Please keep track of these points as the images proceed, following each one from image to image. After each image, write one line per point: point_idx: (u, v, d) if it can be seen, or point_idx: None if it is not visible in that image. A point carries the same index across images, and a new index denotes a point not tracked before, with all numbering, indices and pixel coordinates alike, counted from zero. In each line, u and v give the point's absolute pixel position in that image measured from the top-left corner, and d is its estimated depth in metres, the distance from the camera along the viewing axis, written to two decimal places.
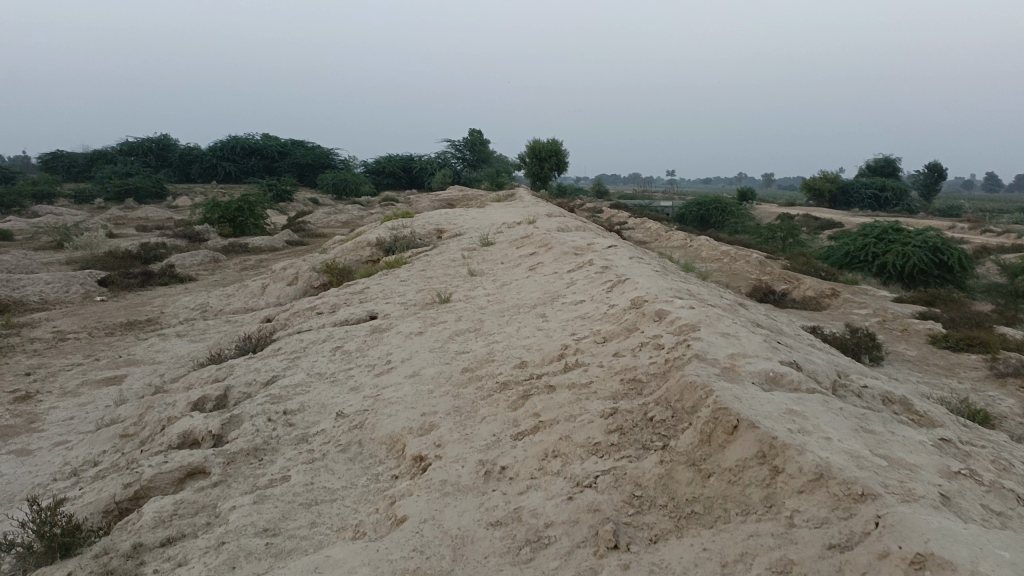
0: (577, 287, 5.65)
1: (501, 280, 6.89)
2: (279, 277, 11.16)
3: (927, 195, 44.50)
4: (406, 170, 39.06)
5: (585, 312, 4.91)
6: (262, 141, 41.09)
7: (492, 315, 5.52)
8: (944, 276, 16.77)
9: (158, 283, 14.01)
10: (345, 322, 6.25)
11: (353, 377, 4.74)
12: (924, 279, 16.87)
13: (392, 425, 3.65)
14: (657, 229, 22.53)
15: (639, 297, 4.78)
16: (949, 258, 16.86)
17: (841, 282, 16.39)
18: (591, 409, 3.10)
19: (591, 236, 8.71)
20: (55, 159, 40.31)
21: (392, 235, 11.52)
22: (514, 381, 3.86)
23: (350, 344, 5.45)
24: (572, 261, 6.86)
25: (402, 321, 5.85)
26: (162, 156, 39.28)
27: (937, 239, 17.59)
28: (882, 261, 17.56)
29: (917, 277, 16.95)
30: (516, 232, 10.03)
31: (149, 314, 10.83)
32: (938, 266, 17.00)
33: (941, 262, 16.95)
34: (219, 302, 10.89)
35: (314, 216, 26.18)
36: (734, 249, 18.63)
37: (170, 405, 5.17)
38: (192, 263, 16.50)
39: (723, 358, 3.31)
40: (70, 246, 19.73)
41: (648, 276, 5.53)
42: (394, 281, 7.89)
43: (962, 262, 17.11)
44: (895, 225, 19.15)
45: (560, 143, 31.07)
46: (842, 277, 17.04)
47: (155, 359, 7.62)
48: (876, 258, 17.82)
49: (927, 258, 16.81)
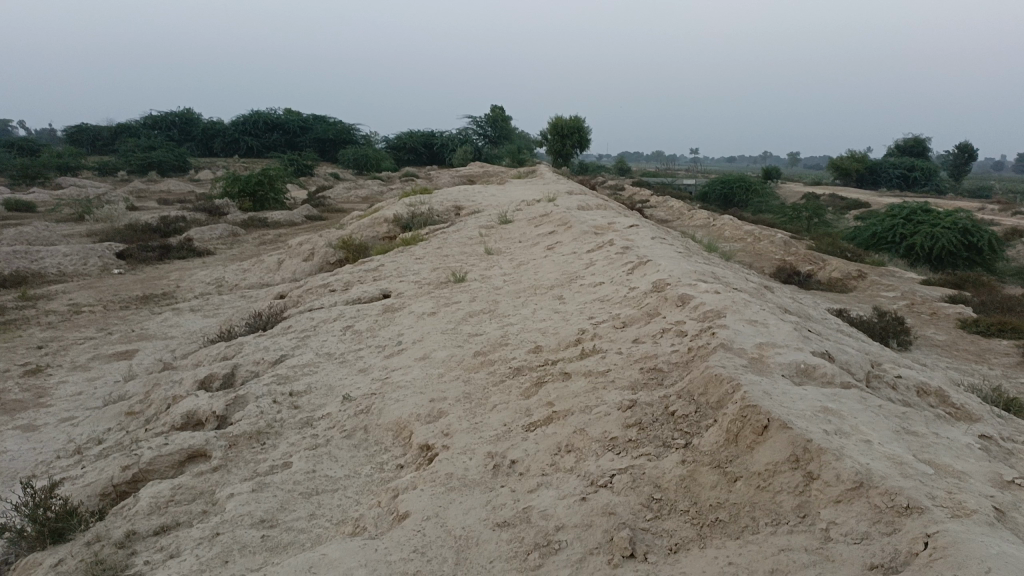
0: (596, 268, 5.44)
1: (518, 259, 6.70)
2: (294, 253, 11.04)
3: (956, 176, 43.54)
4: (427, 145, 38.81)
5: (604, 294, 4.71)
6: (284, 115, 40.99)
7: (508, 296, 5.33)
8: (974, 259, 16.32)
9: (176, 256, 13.98)
10: (357, 300, 6.10)
11: (362, 358, 4.58)
12: (952, 262, 16.44)
13: (399, 411, 3.48)
14: (679, 208, 22.17)
15: (661, 280, 4.57)
16: (979, 241, 16.42)
17: (867, 264, 16.02)
18: (607, 400, 2.91)
19: (612, 215, 8.49)
20: (79, 132, 40.52)
21: (409, 211, 11.35)
22: (528, 367, 3.68)
23: (360, 324, 5.29)
24: (592, 240, 6.65)
25: (414, 300, 5.68)
26: (184, 129, 39.32)
27: (967, 220, 17.13)
28: (909, 243, 17.14)
29: (945, 260, 16.53)
30: (535, 210, 9.81)
31: (165, 288, 10.77)
32: (967, 249, 16.56)
33: (971, 244, 16.51)
34: (235, 277, 10.80)
35: (334, 191, 26.08)
36: (757, 229, 18.26)
37: (176, 383, 5.05)
38: (211, 237, 16.46)
39: (751, 348, 3.10)
40: (90, 218, 19.79)
41: (671, 258, 5.31)
42: (409, 258, 7.72)
43: (993, 245, 16.64)
44: (924, 206, 18.67)
45: (582, 120, 30.65)
46: (868, 259, 16.65)
47: (167, 335, 7.54)
48: (904, 240, 17.39)
49: (956, 240, 16.38)
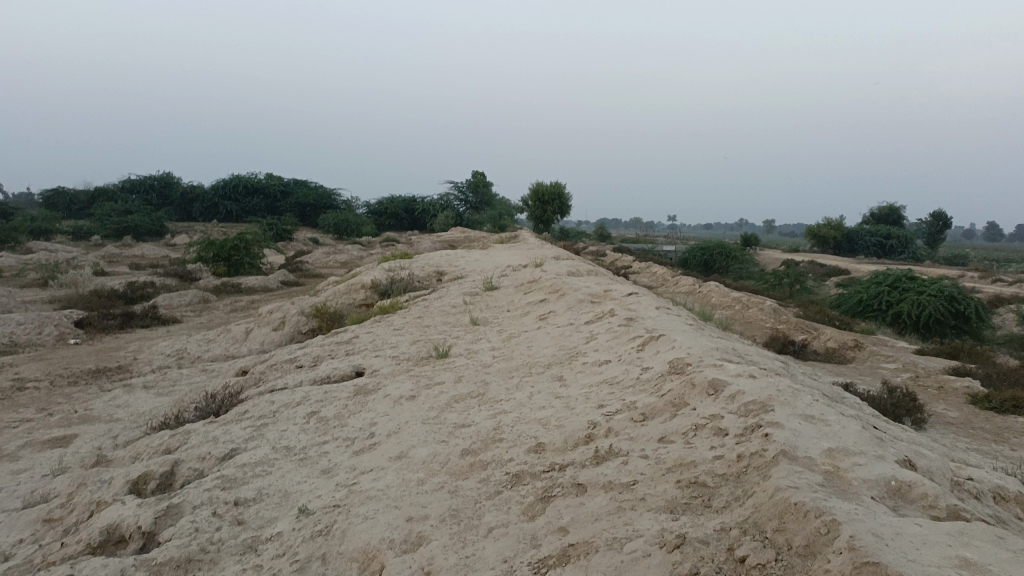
0: (600, 343, 4.76)
1: (508, 331, 6.02)
2: (263, 321, 10.29)
3: (932, 244, 43.85)
4: (408, 211, 38.51)
5: (613, 376, 4.03)
6: (265, 180, 40.63)
7: (499, 375, 4.62)
8: (963, 327, 15.92)
9: (138, 325, 13.16)
10: (325, 379, 5.37)
11: (326, 455, 3.83)
12: (941, 330, 16.01)
13: (368, 534, 2.74)
14: (664, 274, 21.73)
15: (680, 362, 3.91)
16: (967, 308, 16.04)
17: (858, 332, 15.53)
18: (642, 531, 2.21)
19: (606, 282, 7.88)
20: (55, 195, 39.80)
21: (388, 277, 10.70)
22: (530, 474, 2.96)
23: (326, 410, 4.55)
24: (589, 311, 6.00)
25: (391, 380, 4.96)
26: (163, 194, 38.73)
27: (953, 286, 16.80)
28: (896, 310, 16.73)
29: (933, 327, 16.09)
30: (522, 276, 9.19)
31: (122, 360, 9.93)
32: (955, 317, 16.16)
33: (958, 312, 16.12)
34: (198, 348, 10.00)
35: (313, 256, 25.48)
36: (746, 296, 17.79)
37: (105, 483, 4.24)
38: (179, 304, 15.68)
39: (820, 457, 2.42)
40: (54, 284, 18.92)
41: (684, 332, 4.66)
42: (386, 329, 7.03)
43: (982, 313, 16.27)
44: (910, 272, 18.35)
45: (563, 186, 30.44)
46: (857, 326, 16.18)
47: (113, 417, 6.72)
48: (891, 307, 16.99)
49: (944, 308, 15.98)
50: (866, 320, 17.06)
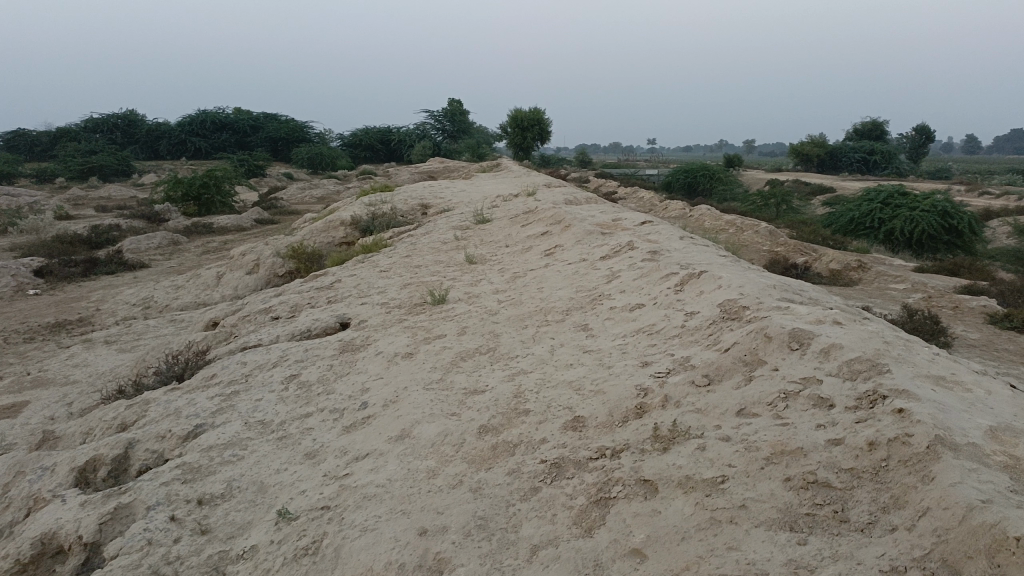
0: (626, 283, 4.06)
1: (511, 270, 5.32)
2: (236, 265, 9.49)
3: (915, 158, 43.18)
4: (384, 142, 37.10)
5: (651, 327, 3.35)
6: (234, 115, 38.91)
7: (508, 326, 3.93)
8: (956, 242, 15.39)
9: (102, 271, 12.30)
10: (305, 333, 4.67)
11: (310, 433, 3.15)
12: (934, 246, 15.49)
13: (369, 555, 2.08)
14: (652, 198, 20.95)
15: (734, 308, 3.23)
16: (959, 223, 15.48)
17: (854, 251, 14.98)
18: (764, 566, 1.58)
19: (611, 209, 7.15)
20: (15, 138, 37.92)
21: (369, 212, 9.89)
22: (573, 462, 2.30)
23: (309, 373, 3.85)
24: (601, 244, 5.30)
25: (382, 333, 4.25)
26: (128, 132, 37.02)
27: (945, 201, 16.14)
28: (889, 228, 16.13)
29: (926, 244, 15.55)
30: (514, 207, 8.43)
31: (84, 312, 9.14)
32: (948, 232, 15.63)
33: (951, 227, 15.55)
34: (166, 296, 9.21)
35: (288, 192, 24.39)
36: (740, 219, 17.10)
37: (46, 471, 3.54)
38: (147, 248, 14.78)
39: (986, 443, 1.79)
40: (14, 230, 17.85)
41: (724, 265, 3.99)
42: (371, 271, 6.31)
43: (975, 227, 15.74)
44: (900, 188, 17.59)
45: (543, 111, 29.21)
46: (851, 245, 15.59)
47: (69, 379, 6.00)
48: (883, 224, 16.37)
49: (937, 223, 15.41)
50: (858, 239, 16.46)
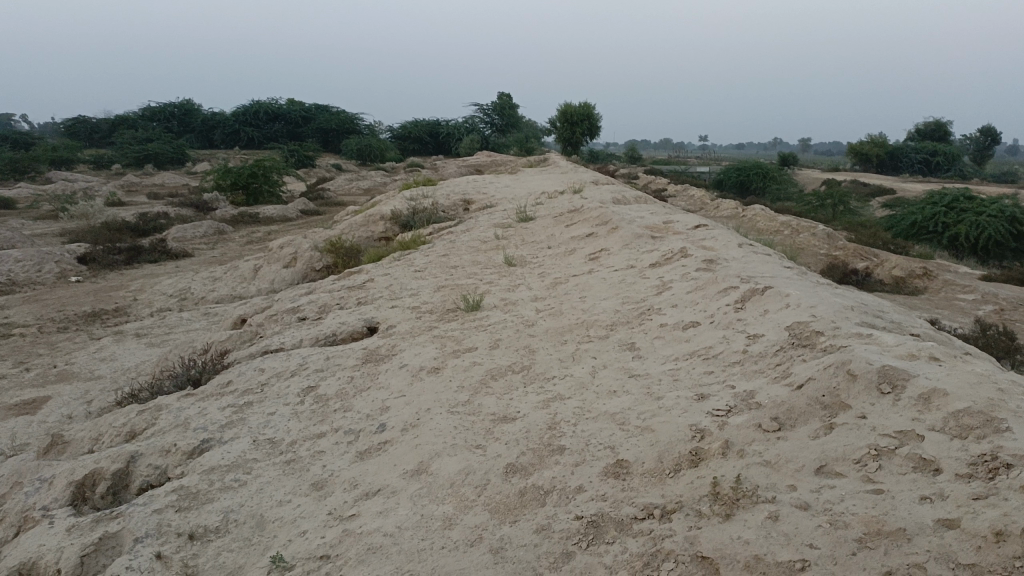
0: (679, 296, 3.65)
1: (552, 275, 4.95)
2: (273, 257, 9.30)
3: (980, 160, 41.32)
4: (433, 135, 36.92)
5: (708, 352, 2.95)
6: (286, 105, 39.19)
7: (546, 340, 3.56)
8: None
9: (145, 260, 12.27)
10: (329, 339, 4.37)
11: (321, 458, 2.83)
12: (1000, 253, 14.62)
13: None
14: (703, 197, 20.29)
15: (805, 332, 2.81)
16: None
17: (915, 257, 14.21)
18: None
19: (662, 211, 6.72)
20: (76, 124, 38.77)
21: (410, 207, 9.61)
22: (615, 523, 1.92)
23: (327, 385, 3.53)
24: (651, 250, 4.89)
25: (409, 342, 3.92)
26: (184, 121, 37.60)
27: (1014, 206, 15.23)
28: (953, 233, 15.28)
29: (992, 251, 14.69)
30: (559, 205, 8.04)
31: (121, 302, 9.03)
32: (1015, 239, 14.75)
33: (1019, 234, 14.67)
34: (202, 288, 9.06)
35: (335, 183, 24.35)
36: (796, 221, 16.38)
37: (44, 483, 3.29)
38: (192, 237, 14.77)
39: None
40: (66, 216, 18.07)
41: (791, 279, 3.55)
42: (406, 270, 6.00)
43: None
44: (965, 192, 16.70)
45: (592, 106, 28.68)
46: (912, 251, 14.79)
47: (94, 374, 5.82)
48: (947, 229, 15.51)
49: (1005, 230, 14.53)
50: (919, 244, 15.63)
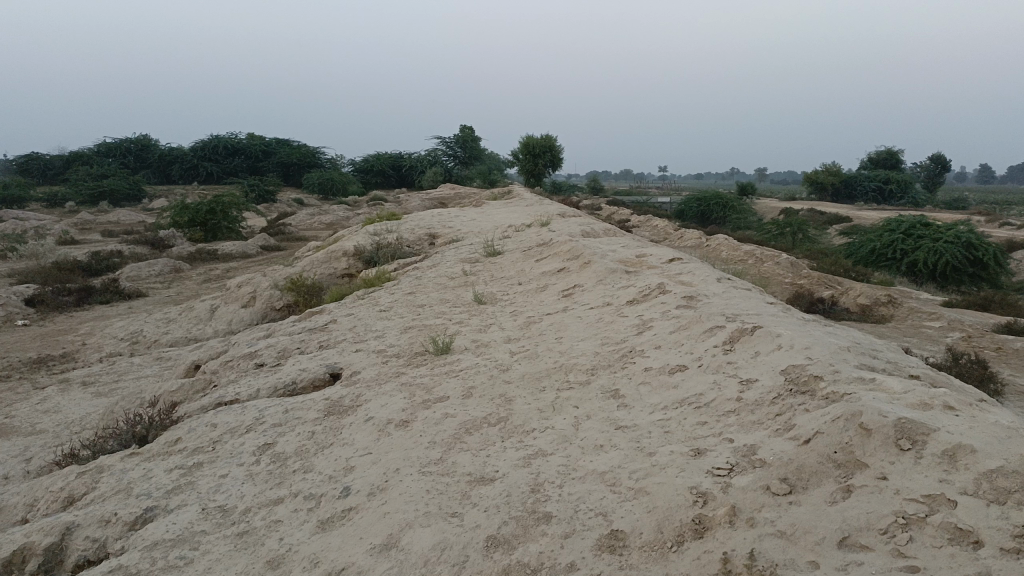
0: (662, 337, 3.45)
1: (525, 314, 4.73)
2: (231, 297, 8.94)
3: (931, 187, 42.36)
4: (395, 168, 36.72)
5: (700, 399, 2.74)
6: (246, 139, 38.73)
7: (522, 387, 3.32)
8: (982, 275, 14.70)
9: (97, 301, 11.78)
10: (289, 388, 4.07)
11: (278, 529, 2.55)
12: (958, 278, 14.79)
13: None
14: (667, 226, 20.33)
15: (803, 377, 2.62)
16: (985, 255, 14.79)
17: (877, 283, 14.30)
18: None
19: (633, 244, 6.57)
20: (28, 160, 37.81)
21: (373, 242, 9.36)
22: None
23: (286, 442, 3.24)
24: (627, 286, 4.70)
25: (375, 391, 3.65)
26: (141, 157, 36.90)
27: (969, 232, 15.47)
28: (912, 259, 15.44)
29: (950, 277, 14.85)
30: (527, 239, 7.86)
31: (69, 347, 8.58)
32: (972, 264, 14.94)
33: (976, 259, 14.87)
34: (156, 330, 8.66)
35: (296, 218, 23.97)
36: (759, 249, 16.44)
37: None
38: (147, 276, 14.29)
39: None
40: (14, 256, 17.41)
41: (779, 318, 3.37)
42: (371, 310, 5.74)
43: (1000, 259, 15.06)
44: (923, 218, 16.94)
45: (555, 138, 28.80)
46: (874, 278, 14.90)
47: (35, 428, 5.42)
48: (906, 255, 15.66)
49: (962, 255, 14.72)
50: (880, 270, 15.76)
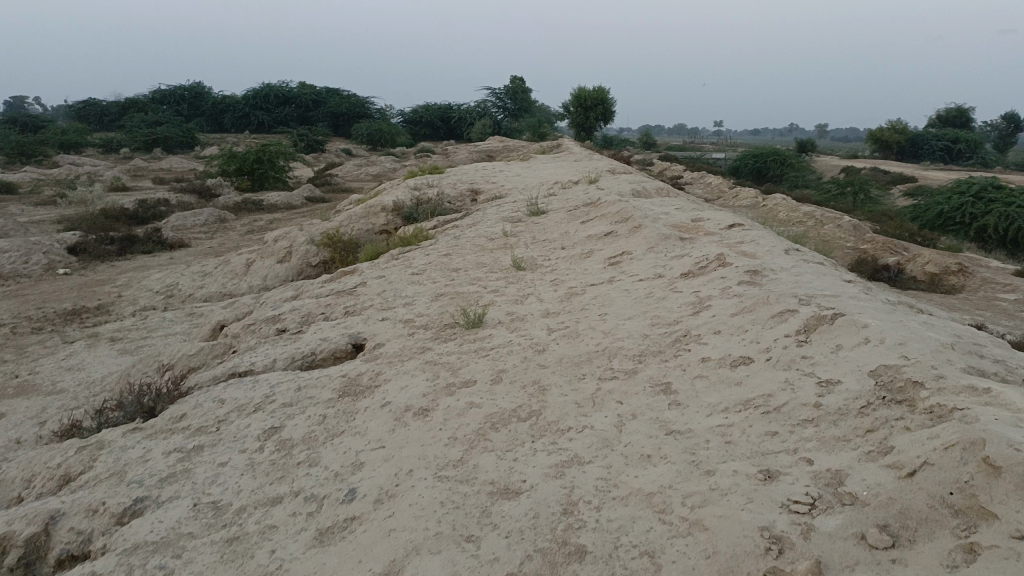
0: (722, 320, 3.00)
1: (566, 283, 4.30)
2: (267, 251, 8.68)
3: (1002, 147, 40.08)
4: (444, 119, 36.13)
5: (769, 402, 2.30)
6: (297, 88, 38.51)
7: (559, 373, 2.92)
8: None
9: (138, 250, 11.69)
10: (306, 360, 3.74)
11: (272, 535, 2.22)
12: None
13: None
14: (722, 184, 19.50)
15: (897, 384, 2.17)
16: None
17: (943, 249, 13.43)
18: None
19: (688, 207, 6.05)
20: (86, 107, 38.26)
21: (413, 197, 8.98)
22: None
23: (295, 427, 2.91)
24: (681, 255, 4.22)
25: (396, 369, 3.29)
26: (194, 105, 37.00)
27: None
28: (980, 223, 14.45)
29: None
30: (573, 197, 7.39)
31: (105, 299, 8.45)
32: None
33: None
34: (191, 284, 8.46)
35: (343, 168, 23.72)
36: (820, 211, 15.59)
37: None
38: (191, 226, 14.20)
39: None
40: (65, 202, 17.52)
41: (863, 304, 2.88)
42: (404, 272, 5.39)
43: None
44: (995, 180, 15.83)
45: (607, 91, 27.85)
46: (940, 243, 14.00)
47: (56, 386, 5.25)
48: (975, 220, 14.64)
49: None
50: (946, 236, 14.81)
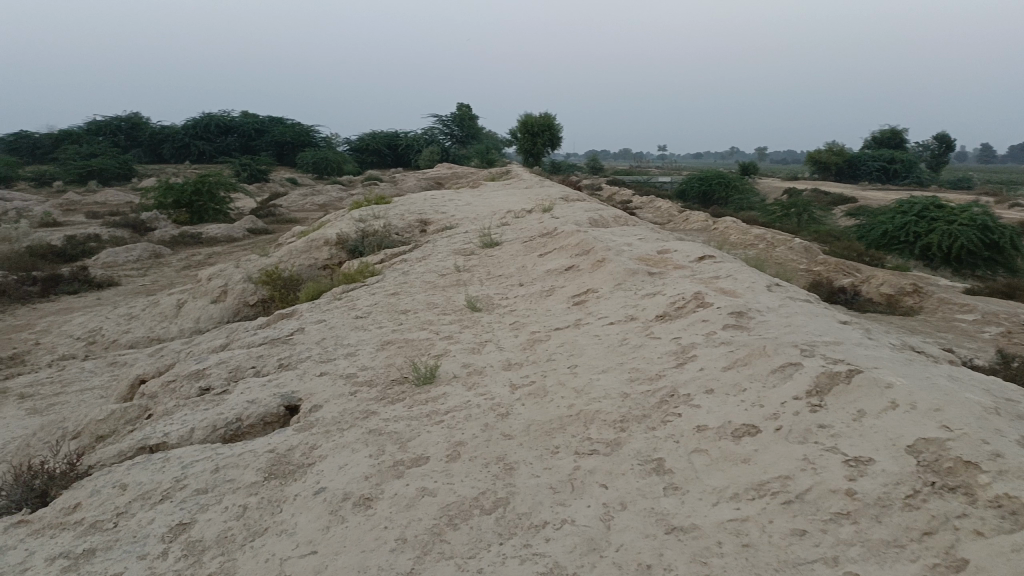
0: (713, 375, 2.59)
1: (526, 327, 3.87)
2: (201, 291, 8.06)
3: (934, 167, 41.26)
4: (391, 147, 35.62)
5: (789, 487, 1.88)
6: (240, 118, 37.61)
7: (528, 446, 2.47)
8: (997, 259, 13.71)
9: (62, 291, 10.88)
10: (230, 428, 3.21)
11: None
12: (973, 264, 13.78)
13: None
14: (672, 208, 19.41)
15: (946, 464, 1.77)
16: (1001, 238, 13.73)
17: (892, 269, 13.38)
18: None
19: (650, 236, 5.68)
20: (18, 139, 36.66)
21: (359, 229, 8.48)
22: None
23: (210, 522, 2.39)
24: (652, 294, 3.82)
25: (335, 441, 2.80)
26: (132, 135, 35.77)
27: (984, 213, 14.42)
28: (925, 242, 14.43)
29: (964, 262, 13.86)
30: (527, 227, 6.98)
31: (20, 347, 7.72)
32: (987, 248, 13.90)
33: (991, 243, 13.81)
34: (116, 329, 7.78)
35: (287, 198, 23.00)
36: (771, 233, 15.53)
37: None
38: (123, 262, 13.37)
39: None
40: None
41: (874, 354, 2.50)
42: (346, 315, 4.89)
43: (1017, 242, 14.06)
44: (934, 198, 15.87)
45: (554, 117, 27.73)
46: (888, 263, 13.97)
47: None
48: (919, 238, 14.66)
49: (977, 238, 13.68)
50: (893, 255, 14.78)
